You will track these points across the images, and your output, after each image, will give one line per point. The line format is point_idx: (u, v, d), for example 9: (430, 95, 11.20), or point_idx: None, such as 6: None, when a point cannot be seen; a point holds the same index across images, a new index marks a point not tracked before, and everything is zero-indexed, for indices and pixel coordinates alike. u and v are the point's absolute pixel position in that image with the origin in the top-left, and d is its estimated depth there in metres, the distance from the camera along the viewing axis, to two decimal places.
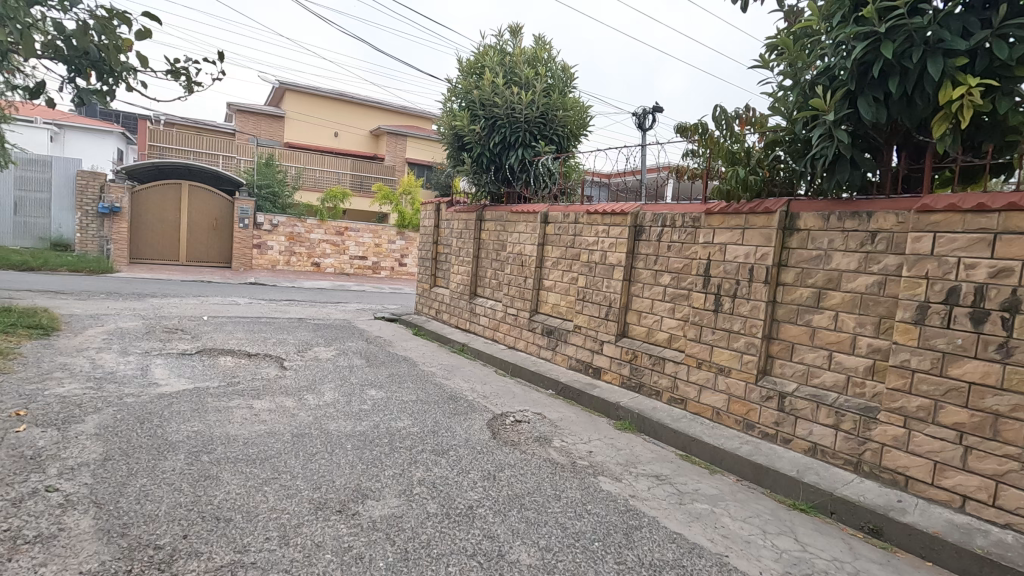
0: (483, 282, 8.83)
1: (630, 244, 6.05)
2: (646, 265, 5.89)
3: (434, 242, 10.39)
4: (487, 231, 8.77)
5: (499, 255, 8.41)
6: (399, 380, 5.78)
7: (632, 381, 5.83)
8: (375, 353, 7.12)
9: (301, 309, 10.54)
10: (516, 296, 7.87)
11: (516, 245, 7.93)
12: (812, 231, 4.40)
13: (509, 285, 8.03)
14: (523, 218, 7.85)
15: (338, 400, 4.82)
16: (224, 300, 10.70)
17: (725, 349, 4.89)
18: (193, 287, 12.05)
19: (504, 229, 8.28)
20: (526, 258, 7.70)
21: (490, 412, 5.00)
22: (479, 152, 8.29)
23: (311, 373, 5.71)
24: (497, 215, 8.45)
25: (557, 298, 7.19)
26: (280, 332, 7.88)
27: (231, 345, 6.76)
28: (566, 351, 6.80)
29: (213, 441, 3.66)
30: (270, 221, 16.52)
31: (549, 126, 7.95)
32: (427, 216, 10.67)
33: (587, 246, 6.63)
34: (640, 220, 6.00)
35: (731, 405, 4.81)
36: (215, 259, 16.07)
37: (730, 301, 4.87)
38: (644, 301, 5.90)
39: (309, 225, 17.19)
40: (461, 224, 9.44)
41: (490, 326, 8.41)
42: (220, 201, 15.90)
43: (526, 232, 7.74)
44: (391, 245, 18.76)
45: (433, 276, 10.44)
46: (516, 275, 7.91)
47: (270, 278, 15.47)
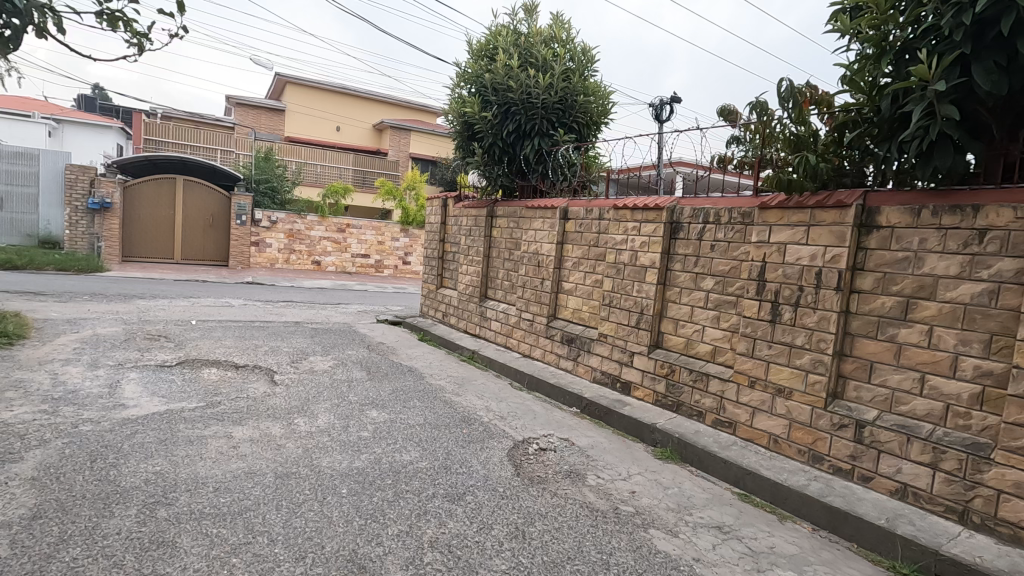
0: (495, 284, 8.13)
1: (665, 243, 5.35)
2: (685, 267, 5.19)
3: (440, 240, 9.69)
4: (498, 229, 8.07)
5: (513, 255, 7.71)
6: (403, 397, 5.10)
7: (669, 399, 5.13)
8: (377, 363, 6.44)
9: (298, 311, 9.87)
10: (531, 300, 7.18)
11: (532, 243, 7.24)
12: (897, 228, 3.69)
13: (524, 288, 7.33)
14: (540, 214, 7.15)
15: (333, 426, 4.14)
16: (217, 301, 10.03)
17: (786, 366, 4.19)
18: (185, 287, 11.38)
19: (518, 226, 7.58)
20: (543, 258, 7.01)
21: (510, 438, 4.31)
22: (491, 142, 7.59)
23: (303, 390, 5.02)
24: (511, 210, 7.75)
25: (578, 303, 6.50)
26: (273, 338, 7.21)
27: (217, 354, 6.09)
28: (590, 362, 6.10)
29: (177, 486, 2.99)
30: (269, 217, 15.85)
31: (568, 112, 7.25)
32: (433, 213, 9.98)
33: (614, 245, 5.93)
34: (676, 216, 5.30)
35: (794, 433, 4.11)
36: (211, 258, 15.45)
37: (792, 310, 4.17)
38: (682, 309, 5.20)
39: (310, 221, 16.53)
40: (470, 221, 8.74)
41: (502, 332, 7.72)
42: (217, 198, 15.26)
43: (543, 230, 7.05)
44: (395, 242, 18.09)
45: (440, 277, 9.74)
46: (531, 276, 7.22)
47: (268, 277, 14.80)
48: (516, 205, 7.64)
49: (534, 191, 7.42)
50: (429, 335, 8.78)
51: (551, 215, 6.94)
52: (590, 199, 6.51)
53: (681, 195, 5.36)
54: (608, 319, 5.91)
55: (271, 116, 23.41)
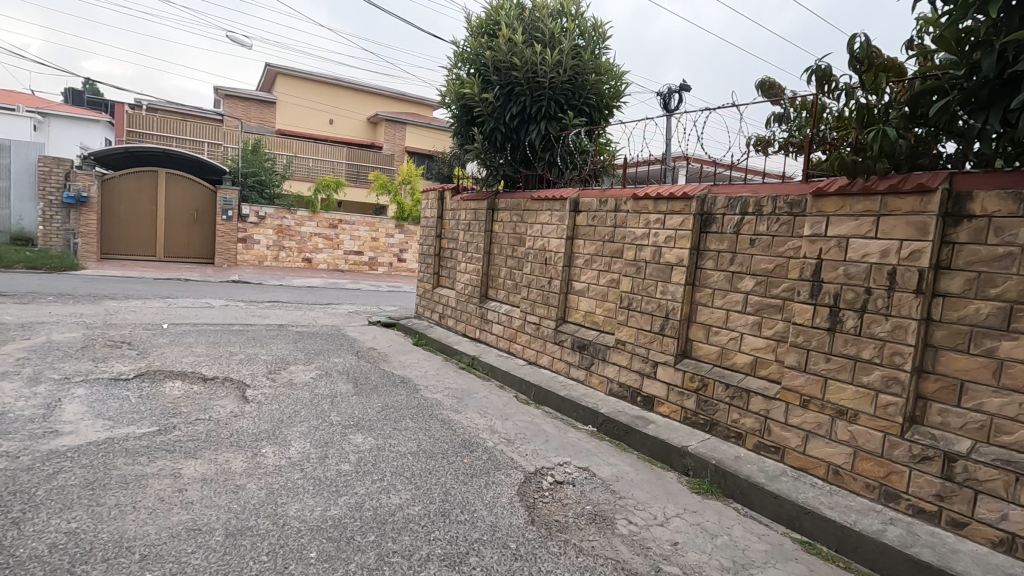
0: (497, 284, 7.44)
1: (695, 238, 4.66)
2: (718, 266, 4.51)
3: (437, 237, 8.99)
4: (501, 223, 7.37)
5: (517, 252, 7.02)
6: (394, 416, 4.41)
7: (700, 418, 4.46)
8: (366, 373, 5.74)
9: (284, 313, 9.16)
10: (537, 301, 6.49)
11: (538, 239, 6.54)
12: (996, 218, 3.00)
13: (529, 289, 6.64)
14: (547, 207, 6.45)
15: (306, 457, 3.44)
16: (195, 302, 9.30)
17: (849, 384, 3.51)
18: (165, 287, 10.67)
19: (523, 221, 6.89)
20: (551, 255, 6.32)
21: (519, 469, 3.62)
22: (493, 127, 6.88)
23: (278, 408, 4.33)
24: (514, 203, 7.06)
25: (591, 305, 5.82)
26: (251, 345, 6.50)
27: (184, 364, 5.38)
28: (605, 372, 5.42)
29: (93, 553, 2.29)
30: (257, 212, 15.10)
31: (578, 93, 6.55)
32: (429, 206, 9.27)
33: (633, 241, 5.24)
34: (708, 207, 4.62)
35: (860, 464, 3.43)
36: (196, 255, 14.72)
37: (857, 318, 3.48)
38: (716, 314, 4.51)
39: (300, 217, 15.78)
40: (470, 215, 8.04)
41: (505, 336, 7.03)
42: (202, 192, 14.53)
43: (551, 224, 6.35)
44: (390, 239, 17.38)
45: (437, 275, 9.04)
46: (537, 275, 6.52)
47: (256, 275, 14.07)
48: (520, 197, 6.94)
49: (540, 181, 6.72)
50: (425, 339, 8.09)
51: (561, 207, 6.25)
52: (604, 189, 5.82)
53: (713, 183, 4.68)
54: (627, 324, 5.22)
55: (261, 109, 22.59)
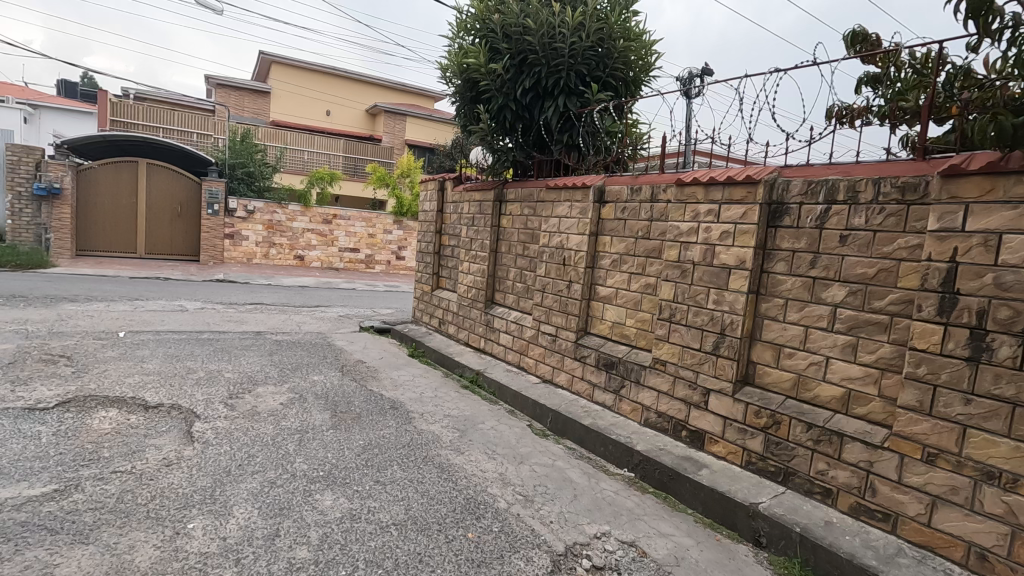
0: (505, 288, 6.47)
1: (761, 234, 3.67)
2: (792, 269, 3.53)
3: (437, 232, 8.03)
4: (509, 217, 6.40)
5: (529, 251, 6.05)
6: (377, 462, 3.44)
7: (770, 464, 3.49)
8: (348, 396, 4.78)
9: (265, 317, 8.20)
10: (553, 309, 5.51)
11: (554, 235, 5.56)
12: None
13: (543, 295, 5.66)
14: (565, 197, 5.47)
15: (249, 537, 2.47)
16: (166, 305, 8.32)
17: (1001, 437, 2.53)
18: (137, 287, 9.70)
19: (536, 214, 5.92)
20: (570, 255, 5.34)
21: (543, 549, 2.65)
22: (501, 105, 5.89)
23: (227, 452, 3.36)
24: (525, 193, 6.08)
25: (620, 315, 4.85)
26: (217, 359, 5.53)
27: (124, 387, 4.40)
28: (639, 399, 4.45)
29: None
30: (245, 206, 14.12)
31: (603, 63, 5.56)
32: (428, 198, 8.29)
33: (674, 238, 4.24)
34: (777, 194, 3.64)
35: (1021, 550, 2.45)
36: (180, 252, 13.79)
37: (1018, 346, 2.49)
38: (789, 332, 3.53)
39: (292, 211, 14.79)
40: (473, 208, 7.06)
41: (515, 349, 6.06)
42: (186, 184, 13.58)
43: (570, 217, 5.37)
44: (387, 236, 16.41)
45: (436, 276, 8.07)
46: (553, 278, 5.55)
47: (243, 274, 13.11)
48: (532, 185, 5.97)
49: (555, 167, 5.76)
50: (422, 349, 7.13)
51: (582, 197, 5.27)
52: (636, 175, 4.85)
53: (783, 165, 3.71)
54: (668, 341, 4.24)
55: (254, 99, 21.58)
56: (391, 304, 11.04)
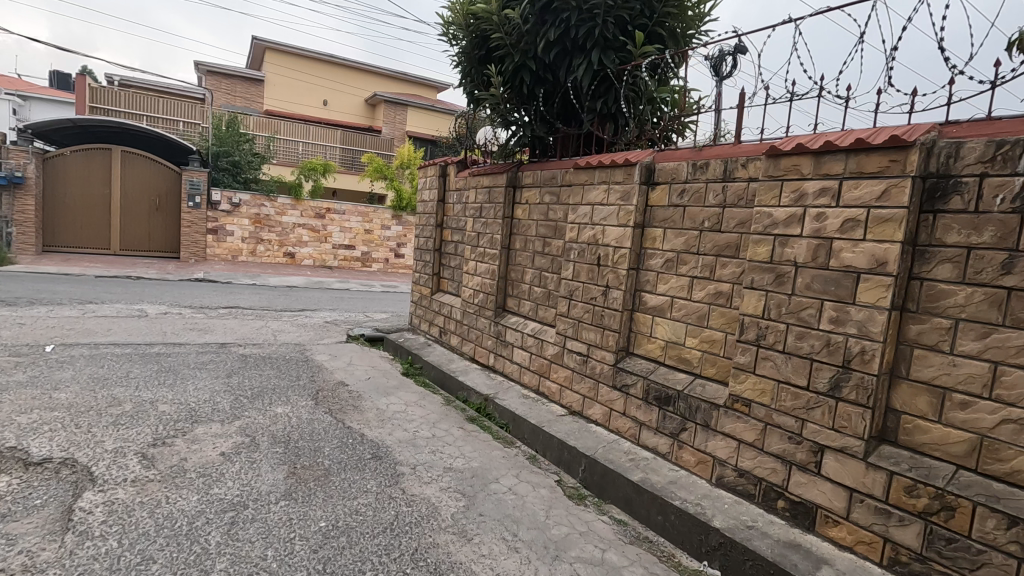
0: (521, 293, 5.30)
1: (911, 222, 2.49)
2: (966, 276, 2.35)
3: (438, 226, 6.85)
4: (527, 206, 5.23)
5: (553, 248, 4.88)
6: (342, 570, 2.26)
7: (933, 569, 2.32)
8: (318, 438, 3.61)
9: (237, 324, 7.03)
10: (583, 322, 4.34)
11: (584, 227, 4.39)
12: None
13: (570, 304, 4.49)
14: (599, 179, 4.29)
15: None
16: (121, 310, 7.13)
17: None
18: (98, 288, 8.54)
19: (562, 201, 4.76)
20: (606, 252, 4.17)
21: None
22: (519, 65, 4.70)
23: (110, 556, 2.19)
24: (548, 176, 4.94)
25: (677, 333, 3.68)
26: (158, 384, 4.35)
27: (8, 431, 3.22)
28: (709, 449, 3.28)
29: None
30: (230, 199, 12.96)
31: (649, 8, 4.37)
32: (427, 186, 7.11)
33: (762, 230, 3.06)
34: (939, 164, 2.44)
35: None
36: (158, 249, 12.64)
37: None
38: (962, 371, 2.35)
39: (281, 205, 13.62)
40: (481, 195, 5.87)
41: (534, 369, 4.89)
42: (165, 174, 12.44)
43: (605, 205, 4.19)
44: (385, 231, 15.25)
45: (436, 277, 6.90)
46: (583, 282, 4.38)
47: (225, 273, 11.95)
48: (556, 166, 4.83)
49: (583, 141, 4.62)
50: (420, 366, 5.98)
51: (622, 178, 4.09)
52: (696, 147, 3.69)
53: (942, 121, 2.53)
54: (754, 372, 3.06)
55: (246, 87, 20.38)
56: (387, 307, 9.87)
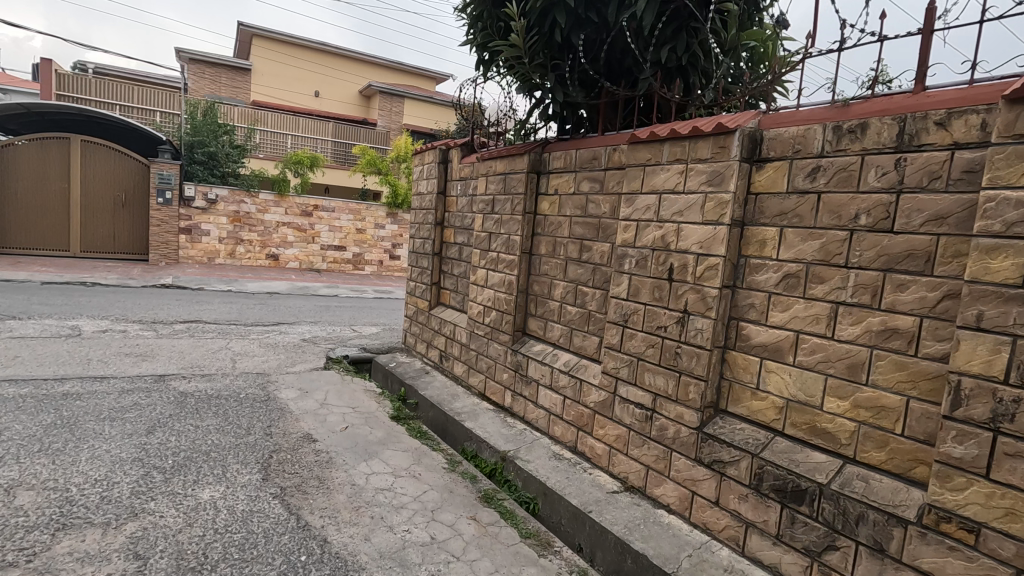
0: (549, 315, 4.02)
1: None
2: None
3: (437, 224, 5.55)
4: (558, 199, 3.97)
5: (596, 256, 3.59)
6: None
7: None
8: (251, 558, 2.31)
9: (191, 345, 5.70)
10: (646, 361, 3.05)
11: (645, 226, 3.11)
12: None
13: (624, 336, 3.20)
14: (666, 157, 3.00)
15: None
16: (49, 328, 5.80)
17: None
18: (33, 298, 7.20)
19: (609, 190, 3.52)
20: (682, 263, 2.88)
21: None
22: (550, 1, 3.33)
23: None
24: (588, 156, 3.71)
25: (809, 389, 2.39)
26: (36, 451, 3.03)
27: None
28: None
29: None
30: (205, 194, 11.60)
31: None
32: (425, 176, 5.82)
33: (1000, 231, 1.77)
34: None
35: None
36: (123, 251, 11.32)
37: None
38: None
39: (263, 201, 12.28)
40: (494, 185, 4.57)
41: (569, 420, 3.60)
42: (132, 168, 11.12)
43: (680, 194, 2.90)
44: (379, 231, 13.93)
45: (436, 287, 5.60)
46: (644, 304, 3.08)
47: (197, 278, 10.61)
48: (598, 143, 3.62)
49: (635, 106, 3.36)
50: (417, 402, 4.76)
51: (707, 154, 2.79)
52: (833, 102, 2.41)
53: None
54: (986, 476, 1.77)
55: (231, 76, 18.95)
56: (377, 318, 8.56)
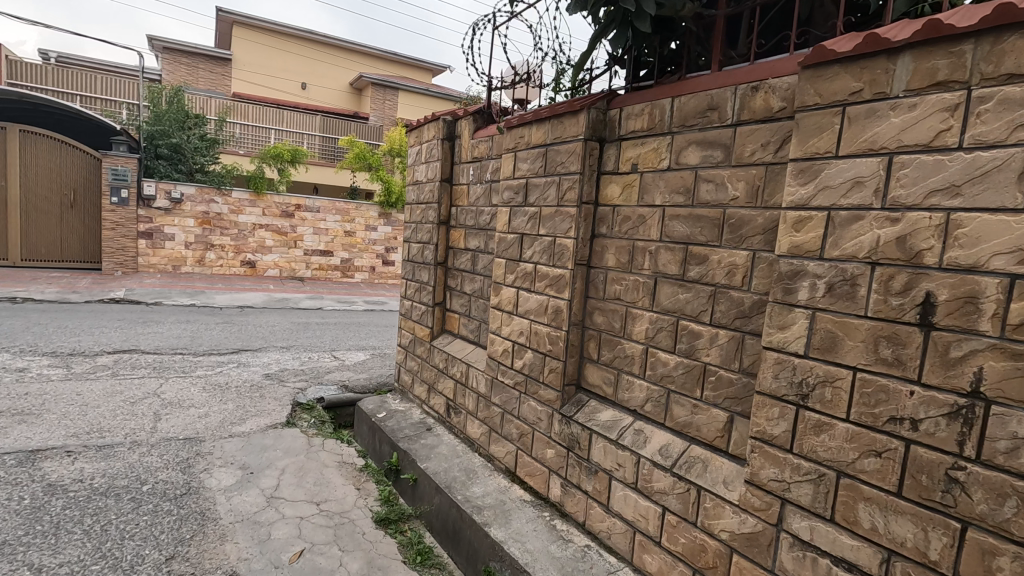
0: (625, 364, 2.54)
1: None
2: None
3: (441, 223, 4.06)
4: (640, 177, 2.50)
5: (719, 273, 2.13)
6: None
7: None
8: None
9: (104, 392, 4.18)
10: (862, 482, 1.58)
11: (850, 221, 1.63)
12: None
13: (801, 423, 1.73)
14: (905, 85, 1.53)
15: None
16: None
17: None
18: None
19: (745, 159, 2.06)
20: (963, 294, 1.40)
21: None
22: None
23: None
24: (698, 106, 2.24)
25: None
26: None
27: None
28: None
29: None
30: (168, 192, 10.08)
31: None
32: (423, 158, 4.33)
33: None
34: None
35: None
36: (72, 258, 9.81)
37: None
38: None
39: (236, 200, 10.79)
40: (527, 163, 3.07)
41: (676, 551, 2.14)
42: (81, 162, 9.61)
43: (953, 155, 1.43)
44: (370, 234, 12.42)
45: (439, 310, 4.10)
46: (854, 369, 1.61)
47: (156, 289, 9.09)
48: (722, 83, 2.15)
49: (797, 9, 1.89)
50: (418, 476, 3.33)
51: None
52: None
53: None
54: None
55: (209, 67, 17.57)
56: (366, 339, 7.05)
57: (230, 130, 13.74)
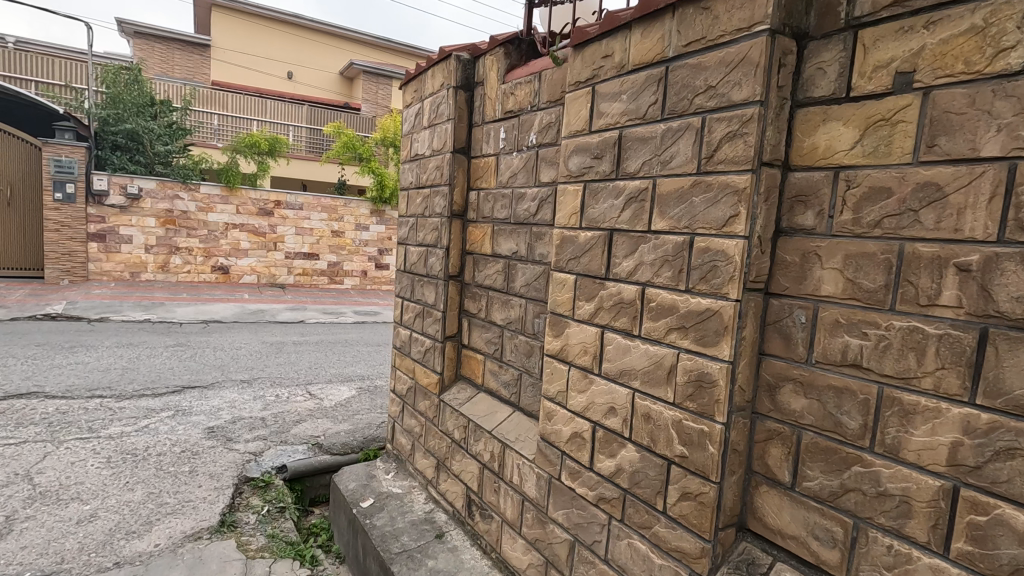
0: (881, 510, 1.17)
1: None
2: None
3: (453, 216, 2.67)
4: (922, 101, 1.12)
5: None
6: None
7: None
8: None
9: None
10: None
11: None
12: None
13: None
14: None
15: None
16: None
17: None
18: None
19: None
20: None
21: None
22: None
23: None
24: None
25: None
26: None
27: None
28: None
29: None
30: (123, 187, 8.67)
31: None
32: (424, 120, 2.94)
33: None
34: None
35: None
36: (10, 265, 8.38)
37: None
38: None
39: (205, 196, 9.38)
40: (621, 103, 1.68)
41: None
42: (20, 154, 8.19)
43: None
44: (360, 234, 11.00)
45: (452, 348, 2.71)
46: None
47: (104, 301, 7.67)
48: None
49: None
50: None
51: None
52: None
53: None
54: None
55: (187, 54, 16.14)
56: (354, 366, 5.63)
57: (205, 120, 12.31)
